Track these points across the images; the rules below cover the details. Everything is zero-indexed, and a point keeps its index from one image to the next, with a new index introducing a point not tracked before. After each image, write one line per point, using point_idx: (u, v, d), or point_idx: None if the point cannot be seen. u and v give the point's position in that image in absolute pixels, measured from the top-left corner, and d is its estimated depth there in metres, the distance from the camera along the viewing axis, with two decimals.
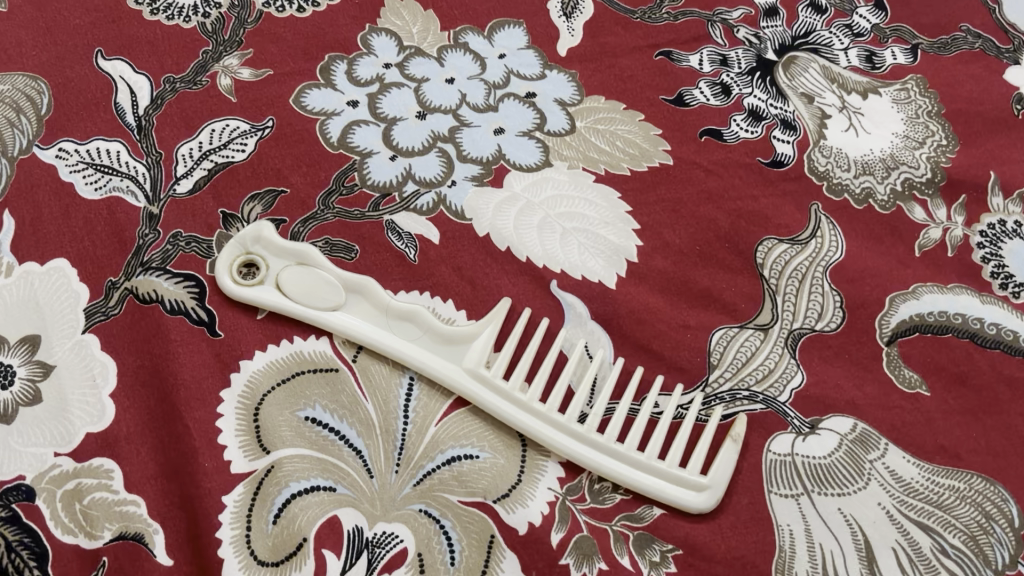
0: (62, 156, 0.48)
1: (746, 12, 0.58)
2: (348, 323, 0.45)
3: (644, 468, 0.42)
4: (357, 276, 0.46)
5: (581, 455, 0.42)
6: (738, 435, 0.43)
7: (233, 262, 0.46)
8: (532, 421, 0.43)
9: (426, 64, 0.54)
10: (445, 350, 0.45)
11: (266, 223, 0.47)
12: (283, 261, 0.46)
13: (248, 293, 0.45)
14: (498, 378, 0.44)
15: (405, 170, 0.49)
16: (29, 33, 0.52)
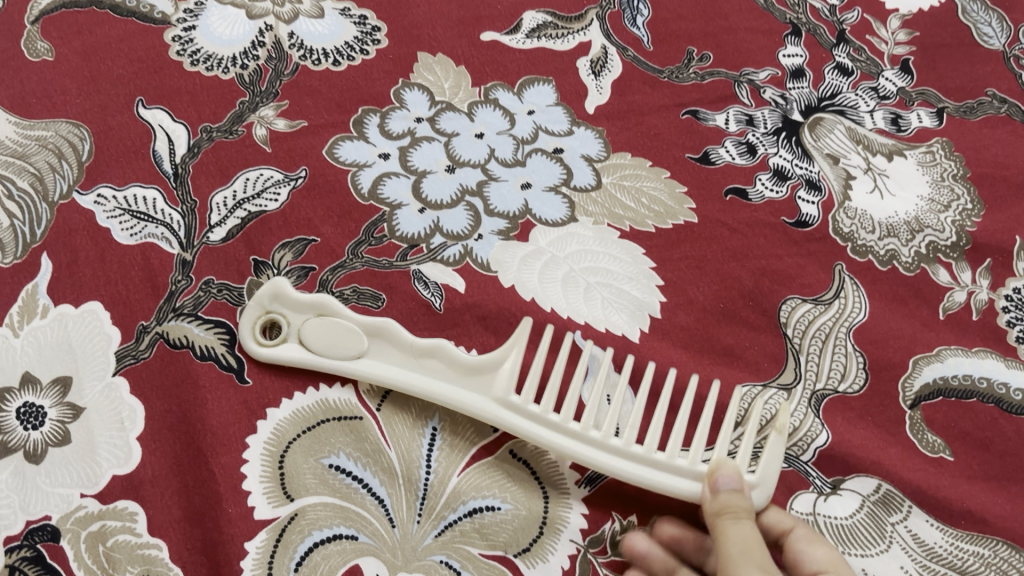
0: (100, 202, 0.49)
1: (772, 73, 0.57)
2: (374, 370, 0.45)
3: (688, 476, 0.44)
4: (374, 320, 0.46)
5: (621, 469, 0.43)
6: (784, 426, 0.44)
7: (255, 323, 0.46)
8: (568, 442, 0.44)
9: (457, 118, 0.54)
10: (473, 379, 0.45)
11: (282, 277, 0.47)
12: (303, 314, 0.47)
13: (274, 353, 0.45)
14: (528, 404, 0.44)
15: (434, 223, 0.50)
16: (74, 82, 0.52)
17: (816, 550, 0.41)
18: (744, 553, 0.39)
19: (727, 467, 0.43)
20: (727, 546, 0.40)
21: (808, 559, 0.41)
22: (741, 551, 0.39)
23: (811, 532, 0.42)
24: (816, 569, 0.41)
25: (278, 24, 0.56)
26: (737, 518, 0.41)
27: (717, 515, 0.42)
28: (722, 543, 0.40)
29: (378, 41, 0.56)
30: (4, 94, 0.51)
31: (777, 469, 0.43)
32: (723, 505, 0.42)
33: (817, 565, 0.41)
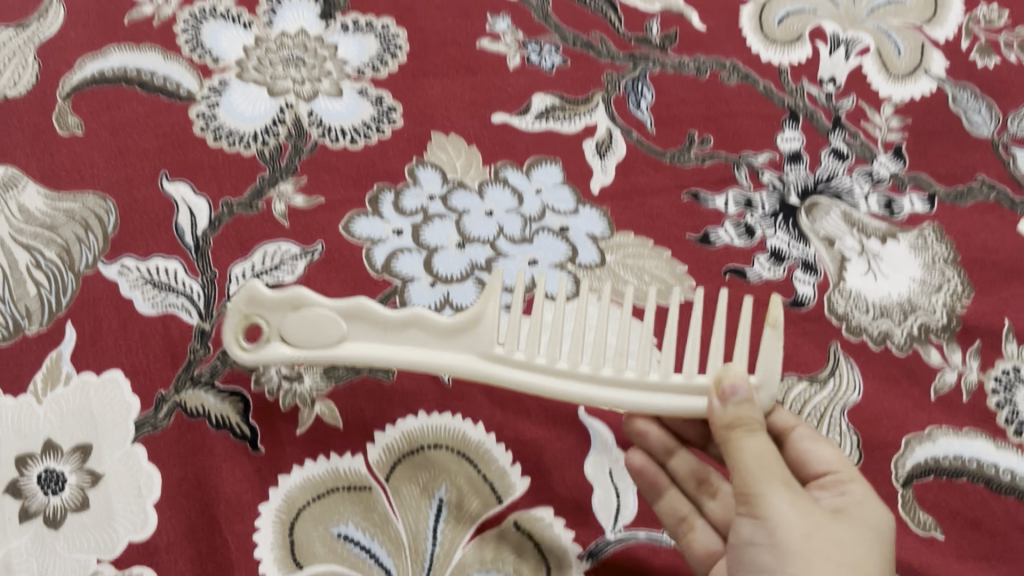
0: (124, 273, 0.51)
1: (771, 156, 0.58)
2: (360, 355, 0.45)
3: (688, 395, 0.45)
4: (349, 303, 0.44)
5: (621, 399, 0.45)
6: (777, 320, 0.44)
7: (235, 330, 0.45)
8: (565, 383, 0.45)
9: (467, 196, 0.56)
10: (455, 340, 0.45)
11: (253, 282, 0.44)
12: (279, 312, 0.44)
13: (261, 358, 0.45)
14: (513, 353, 0.45)
15: (444, 296, 0.53)
16: (102, 156, 0.55)
17: (823, 452, 0.46)
18: (758, 463, 0.42)
19: (732, 376, 0.44)
20: (745, 458, 0.42)
21: (816, 458, 0.46)
22: (756, 460, 0.42)
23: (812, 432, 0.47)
24: (825, 467, 0.46)
25: (298, 102, 0.58)
26: (751, 432, 0.43)
27: (728, 426, 0.43)
28: (736, 455, 0.42)
29: (395, 121, 0.58)
30: (35, 166, 0.54)
31: (777, 370, 0.45)
32: (734, 415, 0.43)
33: (826, 465, 0.46)
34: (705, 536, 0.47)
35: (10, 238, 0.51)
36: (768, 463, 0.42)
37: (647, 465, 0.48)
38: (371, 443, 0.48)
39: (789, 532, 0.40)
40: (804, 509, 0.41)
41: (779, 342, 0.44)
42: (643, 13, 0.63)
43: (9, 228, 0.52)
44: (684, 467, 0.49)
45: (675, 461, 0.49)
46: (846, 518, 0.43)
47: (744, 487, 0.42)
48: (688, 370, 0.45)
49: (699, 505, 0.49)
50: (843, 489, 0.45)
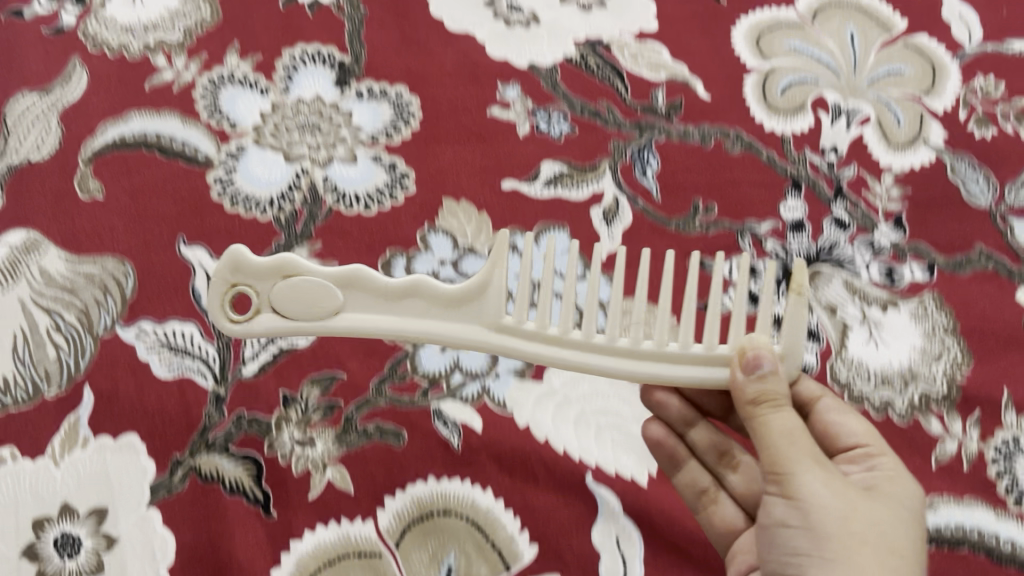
0: (141, 336, 0.52)
1: (774, 225, 0.60)
2: (357, 324, 0.44)
3: (706, 367, 0.44)
4: (344, 270, 0.44)
5: (637, 370, 0.44)
6: (802, 288, 0.42)
7: (223, 301, 0.43)
8: (576, 353, 0.44)
9: (477, 262, 0.57)
10: (460, 311, 0.44)
11: (236, 249, 0.42)
12: (268, 281, 0.43)
13: (252, 329, 0.44)
14: (520, 324, 0.45)
15: (453, 360, 0.53)
16: (122, 220, 0.56)
17: (851, 424, 0.48)
18: (786, 438, 0.41)
19: (755, 347, 0.43)
20: (771, 436, 0.42)
21: (845, 430, 0.48)
22: (783, 437, 0.41)
23: (839, 404, 0.49)
24: (854, 441, 0.48)
25: (313, 168, 0.59)
26: (778, 408, 0.42)
27: (754, 401, 0.42)
28: (763, 431, 0.42)
29: (408, 187, 0.59)
30: (56, 230, 0.55)
31: (802, 339, 0.43)
32: (757, 391, 0.42)
33: (854, 438, 0.48)
34: (724, 509, 0.50)
35: (31, 302, 0.53)
36: (795, 439, 0.41)
37: (666, 436, 0.50)
38: (380, 509, 0.48)
39: (825, 513, 0.40)
40: (838, 489, 0.41)
41: (805, 310, 0.43)
42: (649, 82, 0.65)
43: (30, 292, 0.53)
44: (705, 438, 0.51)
45: (697, 432, 0.51)
46: (877, 498, 0.43)
47: (775, 465, 0.41)
48: (710, 339, 0.44)
49: (720, 478, 0.51)
50: (871, 463, 0.46)
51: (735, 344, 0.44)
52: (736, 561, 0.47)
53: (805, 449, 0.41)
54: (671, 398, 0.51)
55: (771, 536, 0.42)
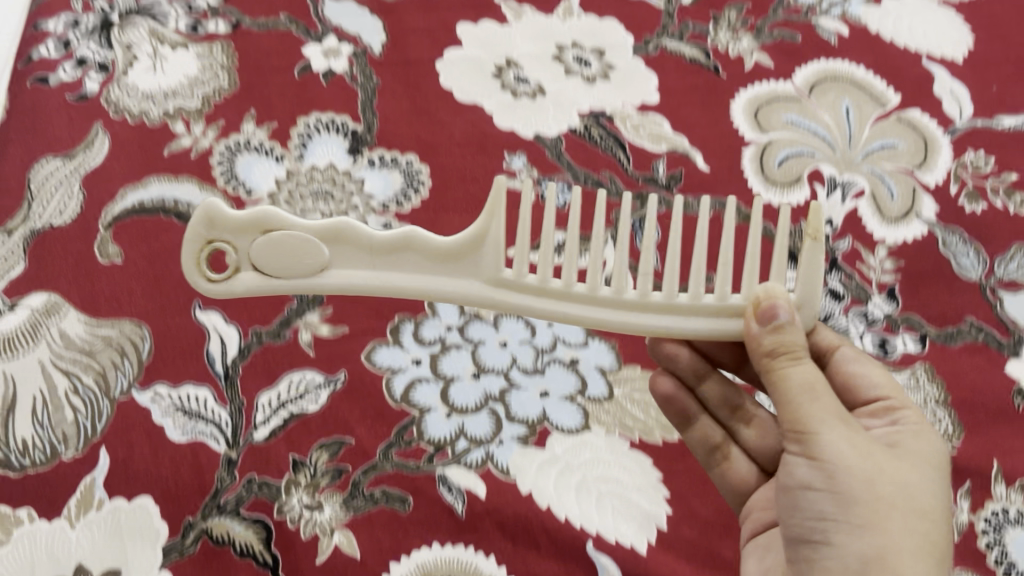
0: (156, 399, 0.54)
1: None
2: (342, 282, 0.45)
3: (719, 320, 0.46)
4: (327, 224, 0.44)
5: (645, 322, 0.45)
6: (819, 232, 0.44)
7: (199, 259, 0.44)
8: (583, 307, 0.45)
9: (483, 328, 0.59)
10: (459, 265, 0.45)
11: (210, 203, 0.43)
12: (247, 237, 0.44)
13: (231, 287, 0.45)
14: (519, 277, 0.45)
15: (459, 427, 0.55)
16: (140, 284, 0.58)
17: (873, 376, 0.53)
18: (805, 391, 0.44)
19: (770, 297, 0.45)
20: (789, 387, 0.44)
21: (866, 381, 0.53)
22: (802, 391, 0.44)
23: (856, 355, 0.54)
24: (875, 394, 0.53)
25: None
26: (794, 360, 0.45)
27: (771, 353, 0.45)
28: (782, 383, 0.45)
29: None
30: (76, 293, 0.57)
31: (817, 286, 0.45)
32: (776, 341, 0.44)
33: (875, 391, 0.53)
34: (736, 464, 0.55)
35: (50, 365, 0.54)
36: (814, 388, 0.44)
37: (676, 390, 0.56)
38: (386, 573, 0.49)
39: (850, 475, 0.43)
40: (860, 447, 0.44)
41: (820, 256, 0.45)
42: (650, 153, 0.67)
43: (49, 354, 0.55)
44: (714, 394, 0.57)
45: (706, 388, 0.57)
46: (896, 456, 0.46)
47: (797, 424, 0.44)
48: (721, 290, 0.46)
49: (734, 432, 0.57)
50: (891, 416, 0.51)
51: (747, 295, 0.46)
52: (752, 517, 0.53)
53: (825, 406, 0.44)
54: (677, 352, 0.56)
55: (796, 501, 0.45)
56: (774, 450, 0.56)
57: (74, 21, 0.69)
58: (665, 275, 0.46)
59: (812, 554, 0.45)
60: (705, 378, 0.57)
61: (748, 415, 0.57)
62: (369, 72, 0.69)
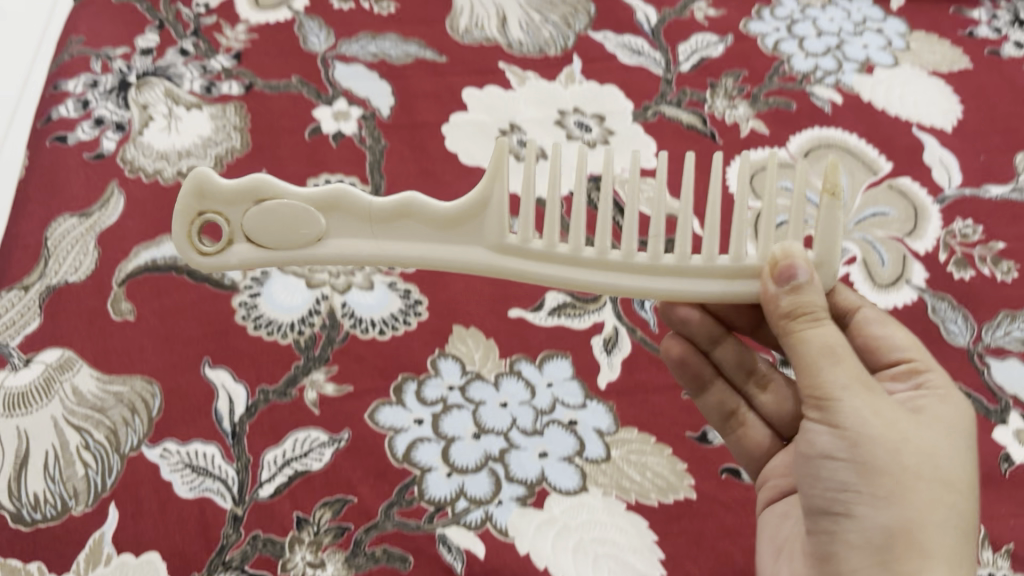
0: (165, 455, 0.55)
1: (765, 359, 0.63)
2: (337, 253, 0.45)
3: (734, 281, 0.45)
4: (323, 194, 0.44)
5: (654, 287, 0.45)
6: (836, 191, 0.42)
7: (190, 232, 0.44)
8: (587, 271, 0.45)
9: (484, 387, 0.60)
10: (462, 232, 0.45)
11: (197, 175, 0.43)
12: (239, 208, 0.44)
13: (222, 259, 0.45)
14: (524, 243, 0.45)
15: (459, 486, 0.56)
16: (151, 340, 0.60)
17: (898, 335, 0.52)
18: (824, 353, 0.44)
19: (787, 257, 0.43)
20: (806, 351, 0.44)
21: (892, 342, 0.52)
22: (821, 355, 0.43)
23: (878, 314, 0.52)
24: (903, 356, 0.51)
25: (333, 294, 0.63)
26: (813, 321, 0.44)
27: (789, 315, 0.44)
28: (799, 343, 0.44)
29: (421, 312, 0.63)
30: (89, 349, 0.59)
31: (835, 243, 0.44)
32: (793, 303, 0.43)
33: (903, 353, 0.51)
34: (752, 429, 0.57)
35: (63, 420, 0.56)
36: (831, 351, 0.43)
37: (687, 354, 0.58)
38: None
39: (874, 445, 0.43)
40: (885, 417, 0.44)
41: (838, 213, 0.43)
42: None
43: (62, 410, 0.56)
44: (729, 356, 0.58)
45: (720, 351, 0.58)
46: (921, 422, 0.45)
47: (818, 390, 0.44)
48: (735, 251, 0.45)
49: (749, 398, 0.58)
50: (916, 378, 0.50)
51: (764, 253, 0.45)
52: (769, 484, 0.54)
53: (847, 369, 0.44)
54: (688, 316, 0.57)
55: (816, 471, 0.45)
56: (789, 416, 0.56)
57: (93, 81, 0.72)
58: (678, 237, 0.45)
59: (833, 526, 0.45)
60: (719, 342, 0.57)
61: (764, 379, 0.57)
62: (377, 134, 0.71)
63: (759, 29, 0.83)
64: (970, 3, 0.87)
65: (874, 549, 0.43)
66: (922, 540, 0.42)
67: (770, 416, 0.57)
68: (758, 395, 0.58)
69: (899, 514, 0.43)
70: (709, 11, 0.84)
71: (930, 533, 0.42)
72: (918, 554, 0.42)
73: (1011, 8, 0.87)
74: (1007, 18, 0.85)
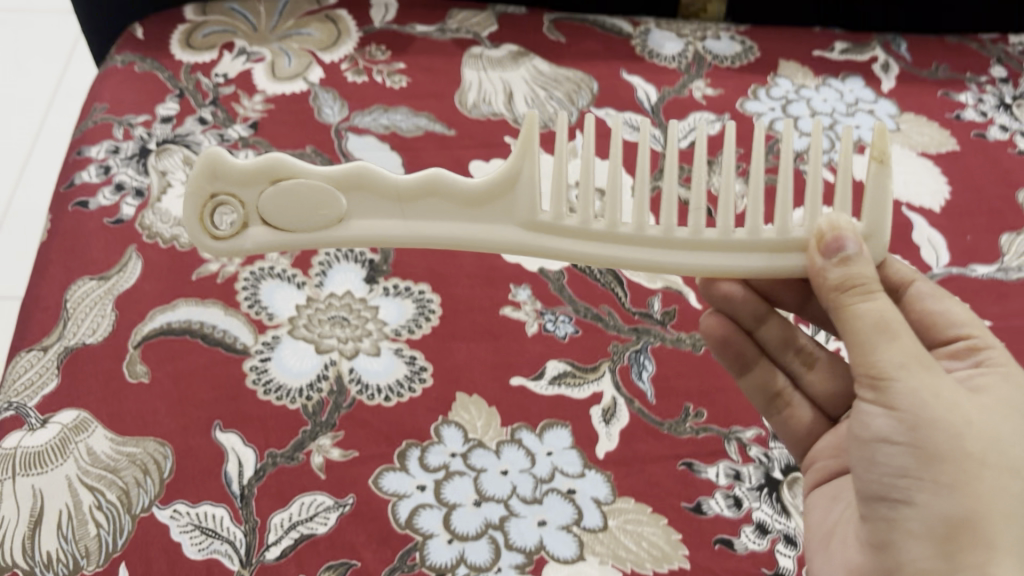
0: (175, 516, 0.57)
1: (758, 431, 0.65)
2: (360, 229, 0.50)
3: (783, 253, 0.50)
4: (344, 172, 0.49)
5: (674, 258, 0.50)
6: (883, 157, 0.49)
7: (203, 212, 0.49)
8: (612, 244, 0.51)
9: (485, 455, 0.62)
10: (489, 211, 0.50)
11: (209, 156, 0.48)
12: (253, 189, 0.49)
13: (238, 241, 0.50)
14: (551, 220, 0.50)
15: (460, 553, 0.57)
16: (164, 403, 0.61)
17: (955, 311, 0.56)
18: (878, 330, 0.46)
19: (835, 230, 0.48)
20: (859, 324, 0.47)
21: (950, 315, 0.56)
22: (873, 328, 0.46)
23: (929, 291, 0.57)
24: (962, 333, 0.55)
25: (341, 359, 0.66)
26: (864, 294, 0.47)
27: (839, 288, 0.48)
28: (850, 314, 0.47)
29: (425, 379, 0.65)
30: (104, 410, 0.61)
31: (883, 214, 0.50)
32: (844, 275, 0.47)
33: (962, 331, 0.55)
34: (797, 408, 0.64)
35: (77, 480, 0.58)
36: (882, 323, 0.46)
37: (732, 335, 0.64)
38: None
39: (934, 431, 0.45)
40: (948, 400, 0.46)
41: (887, 178, 0.49)
42: (647, 289, 0.73)
43: (76, 469, 0.58)
44: (773, 334, 0.65)
45: (766, 330, 0.65)
46: (981, 404, 0.48)
47: (872, 370, 0.47)
48: (781, 225, 0.50)
49: (797, 377, 0.66)
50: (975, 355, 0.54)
51: (809, 227, 0.50)
52: (816, 467, 0.61)
53: (902, 347, 0.46)
54: (732, 293, 0.64)
55: (872, 455, 0.48)
56: (831, 394, 0.65)
57: (114, 148, 0.76)
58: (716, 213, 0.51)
59: (892, 512, 0.48)
60: (767, 322, 0.65)
61: (809, 357, 0.65)
62: None
63: (755, 108, 0.86)
64: (957, 87, 0.91)
65: (936, 543, 0.45)
66: (985, 530, 0.44)
67: (815, 395, 0.65)
68: (804, 375, 0.66)
69: (959, 506, 0.45)
70: (707, 90, 0.88)
71: (994, 526, 0.44)
72: (983, 546, 0.44)
73: (997, 93, 0.91)
74: (993, 102, 0.90)
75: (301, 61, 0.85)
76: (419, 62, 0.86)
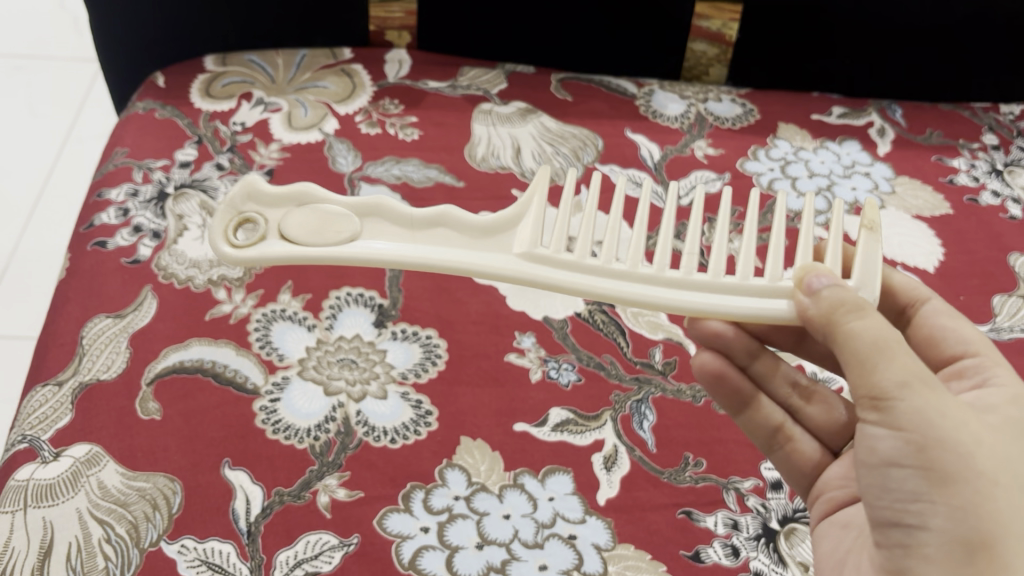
0: (183, 551, 0.58)
1: (755, 482, 0.66)
2: (369, 245, 0.56)
3: (769, 297, 0.54)
4: (365, 201, 0.57)
5: (663, 294, 0.54)
6: (872, 226, 0.56)
7: (229, 224, 0.57)
8: (607, 277, 0.55)
9: (488, 498, 0.63)
10: (495, 246, 0.56)
11: (249, 182, 0.58)
12: (277, 212, 0.58)
13: (255, 248, 0.56)
14: (549, 254, 0.55)
15: None
16: (174, 439, 0.63)
17: (968, 335, 0.61)
18: (876, 349, 0.48)
19: (810, 272, 0.53)
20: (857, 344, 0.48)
21: (961, 335, 0.61)
22: (871, 346, 0.48)
23: (937, 319, 0.63)
24: (973, 352, 0.60)
25: (348, 402, 0.67)
26: (854, 313, 0.49)
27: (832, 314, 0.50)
28: (846, 334, 0.49)
29: (430, 423, 0.66)
30: (116, 446, 0.62)
31: (872, 267, 0.55)
32: (828, 304, 0.50)
33: (974, 351, 0.60)
34: (796, 441, 0.66)
35: (87, 513, 0.59)
36: (877, 342, 0.48)
37: (728, 372, 0.66)
38: None
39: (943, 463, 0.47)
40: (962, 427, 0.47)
41: (877, 243, 0.55)
42: (648, 340, 0.74)
43: (87, 503, 0.59)
44: (765, 369, 0.68)
45: (759, 365, 0.68)
46: (988, 427, 0.49)
47: (877, 392, 0.48)
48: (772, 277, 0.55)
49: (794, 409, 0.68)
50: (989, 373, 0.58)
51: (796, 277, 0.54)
52: (826, 497, 0.63)
53: (901, 366, 0.47)
54: (722, 331, 0.67)
55: (884, 481, 0.50)
56: (829, 426, 0.67)
57: (134, 190, 0.79)
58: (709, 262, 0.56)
59: (907, 539, 0.49)
60: (761, 357, 0.68)
61: (808, 391, 0.68)
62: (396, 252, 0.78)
63: (755, 168, 0.89)
64: (951, 152, 0.94)
65: (951, 567, 0.47)
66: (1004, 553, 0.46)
67: (817, 425, 0.67)
68: (804, 408, 0.68)
69: (971, 531, 0.46)
70: (708, 150, 0.90)
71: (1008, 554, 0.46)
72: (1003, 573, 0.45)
73: (988, 159, 0.94)
74: (985, 168, 0.93)
75: (317, 112, 0.88)
76: (431, 116, 0.89)
